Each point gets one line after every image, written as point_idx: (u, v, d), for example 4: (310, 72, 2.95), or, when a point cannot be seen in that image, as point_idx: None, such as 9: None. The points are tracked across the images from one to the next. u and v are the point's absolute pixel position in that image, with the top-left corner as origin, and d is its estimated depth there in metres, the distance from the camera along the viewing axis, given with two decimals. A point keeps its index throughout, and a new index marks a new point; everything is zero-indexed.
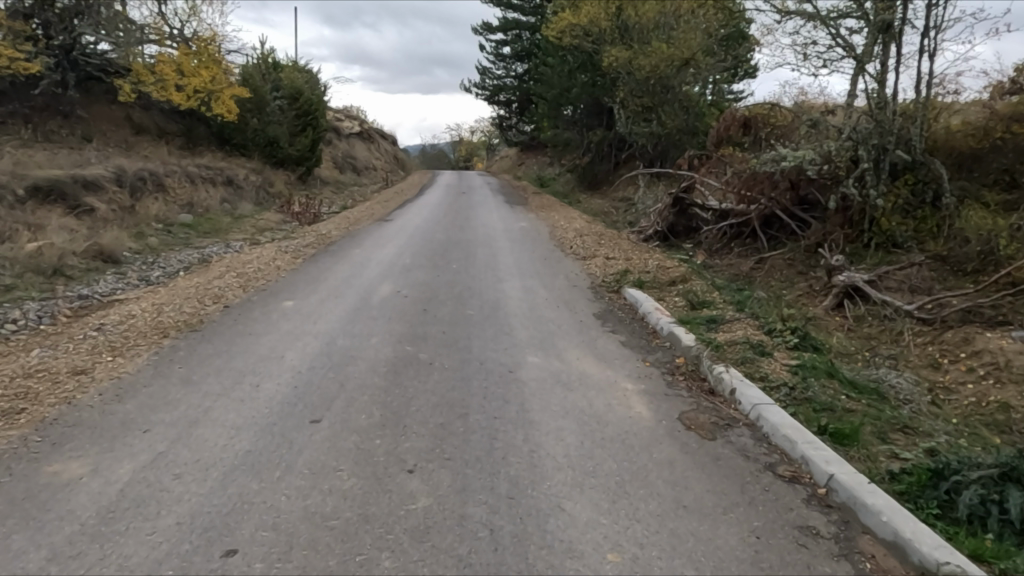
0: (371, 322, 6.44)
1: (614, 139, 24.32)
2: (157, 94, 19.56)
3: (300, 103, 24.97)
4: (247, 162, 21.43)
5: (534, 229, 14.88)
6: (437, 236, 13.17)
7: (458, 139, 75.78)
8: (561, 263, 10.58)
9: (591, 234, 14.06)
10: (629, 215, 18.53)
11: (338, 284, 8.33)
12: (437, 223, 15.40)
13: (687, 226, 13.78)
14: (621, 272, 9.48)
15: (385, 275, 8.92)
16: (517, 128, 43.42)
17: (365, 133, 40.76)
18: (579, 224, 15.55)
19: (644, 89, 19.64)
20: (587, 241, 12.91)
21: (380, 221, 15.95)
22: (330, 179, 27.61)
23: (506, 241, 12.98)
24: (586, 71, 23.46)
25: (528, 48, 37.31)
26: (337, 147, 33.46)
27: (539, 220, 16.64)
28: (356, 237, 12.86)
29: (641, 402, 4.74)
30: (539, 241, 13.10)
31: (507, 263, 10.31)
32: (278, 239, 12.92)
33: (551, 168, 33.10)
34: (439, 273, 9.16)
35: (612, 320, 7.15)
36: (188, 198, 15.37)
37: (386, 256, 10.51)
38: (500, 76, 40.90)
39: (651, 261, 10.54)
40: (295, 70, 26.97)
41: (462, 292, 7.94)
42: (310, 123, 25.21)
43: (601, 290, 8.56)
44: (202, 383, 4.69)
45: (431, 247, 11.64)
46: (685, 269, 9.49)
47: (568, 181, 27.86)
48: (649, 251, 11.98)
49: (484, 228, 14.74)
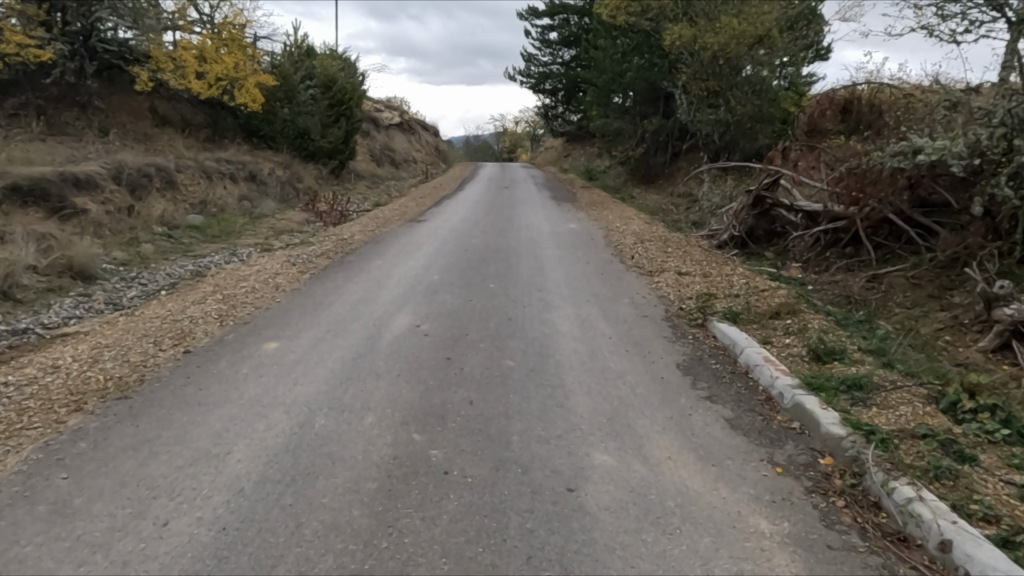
0: (372, 383, 4.64)
1: (672, 128, 22.12)
2: (175, 82, 18.29)
3: (333, 92, 23.51)
4: (275, 155, 20.05)
5: (586, 232, 12.95)
6: (474, 241, 11.36)
7: (502, 130, 73.99)
8: (623, 279, 8.65)
9: (653, 238, 12.04)
10: (691, 214, 16.43)
11: (344, 313, 6.60)
12: (475, 224, 13.61)
13: (769, 229, 11.69)
14: (705, 297, 7.48)
15: (405, 300, 7.14)
16: (564, 118, 41.34)
17: (405, 124, 39.22)
18: (637, 226, 13.54)
19: (709, 72, 17.48)
20: (651, 249, 10.92)
21: (412, 221, 14.23)
22: (366, 173, 26.09)
23: (553, 248, 11.08)
24: (642, 53, 21.35)
25: (577, 33, 35.17)
26: (374, 139, 31.95)
27: (590, 220, 14.68)
28: (381, 243, 11.14)
29: (792, 571, 2.80)
30: (592, 248, 11.16)
31: (556, 281, 8.44)
32: (293, 245, 11.31)
33: (601, 160, 30.98)
34: (474, 297, 7.32)
35: (705, 375, 5.20)
36: (202, 197, 13.96)
37: (411, 271, 8.74)
38: (547, 63, 38.83)
39: (736, 279, 8.53)
40: (329, 57, 25.54)
41: (499, 329, 6.10)
42: (343, 113, 23.74)
43: (679, 324, 6.58)
44: (80, 515, 2.98)
45: (466, 257, 9.83)
46: (785, 294, 7.44)
47: (619, 175, 25.73)
48: (728, 263, 9.92)
49: (528, 230, 12.89)
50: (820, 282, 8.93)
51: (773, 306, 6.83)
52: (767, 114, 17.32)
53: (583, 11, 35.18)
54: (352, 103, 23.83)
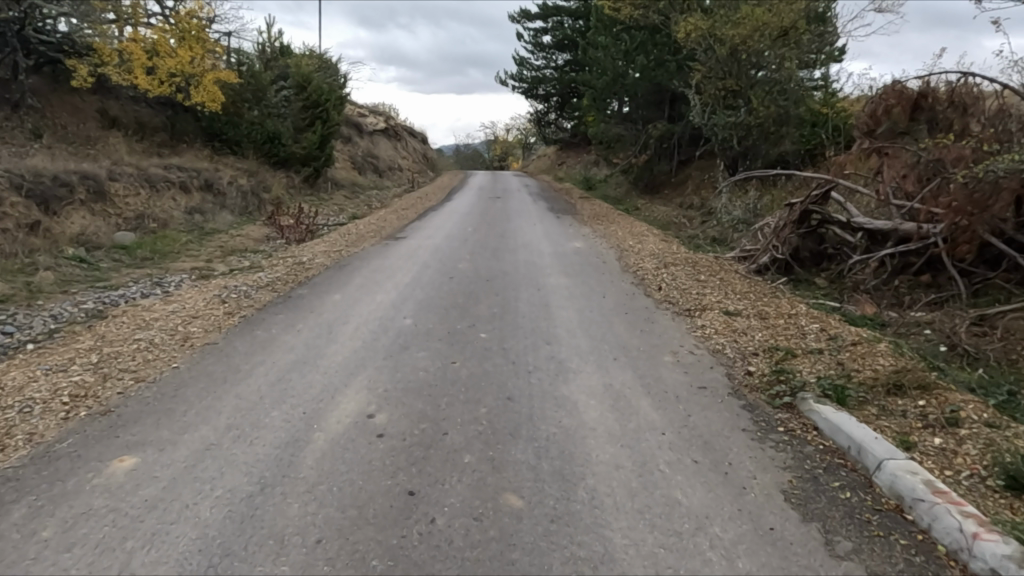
0: (267, 567, 2.58)
1: (680, 133, 20.22)
2: (120, 78, 16.08)
3: (308, 93, 21.39)
4: (240, 162, 17.98)
5: (594, 252, 10.94)
6: (460, 265, 9.32)
7: (492, 138, 72.06)
8: (656, 322, 6.63)
9: (677, 260, 10.04)
10: (709, 231, 14.49)
11: (267, 387, 4.51)
12: (463, 243, 11.55)
13: (816, 250, 9.79)
14: (780, 354, 5.46)
15: (361, 361, 5.07)
16: (557, 125, 39.47)
17: (391, 130, 37.17)
18: (655, 246, 11.52)
19: (726, 69, 15.65)
20: (679, 275, 8.91)
21: (389, 238, 12.15)
22: (345, 182, 24.01)
23: (557, 274, 9.06)
24: (647, 52, 19.49)
25: (571, 36, 33.35)
26: (356, 145, 29.82)
27: (597, 236, 12.68)
28: (346, 267, 9.06)
29: None
30: (606, 274, 9.13)
31: (568, 325, 6.41)
32: (238, 271, 9.21)
33: (598, 169, 29.09)
34: (459, 355, 5.27)
35: (842, 521, 3.15)
36: (139, 210, 11.83)
37: (378, 310, 6.67)
38: (540, 68, 36.96)
39: (803, 321, 6.54)
40: (305, 57, 23.50)
41: (493, 419, 4.03)
42: (319, 116, 21.64)
43: (757, 406, 4.52)
44: None
45: (449, 289, 7.78)
46: (886, 348, 5.45)
47: (620, 185, 23.79)
48: (777, 296, 7.97)
49: (525, 250, 10.86)
50: (908, 324, 6.98)
51: (883, 375, 4.83)
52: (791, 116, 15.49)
53: (578, 13, 33.41)
54: (329, 106, 21.71)
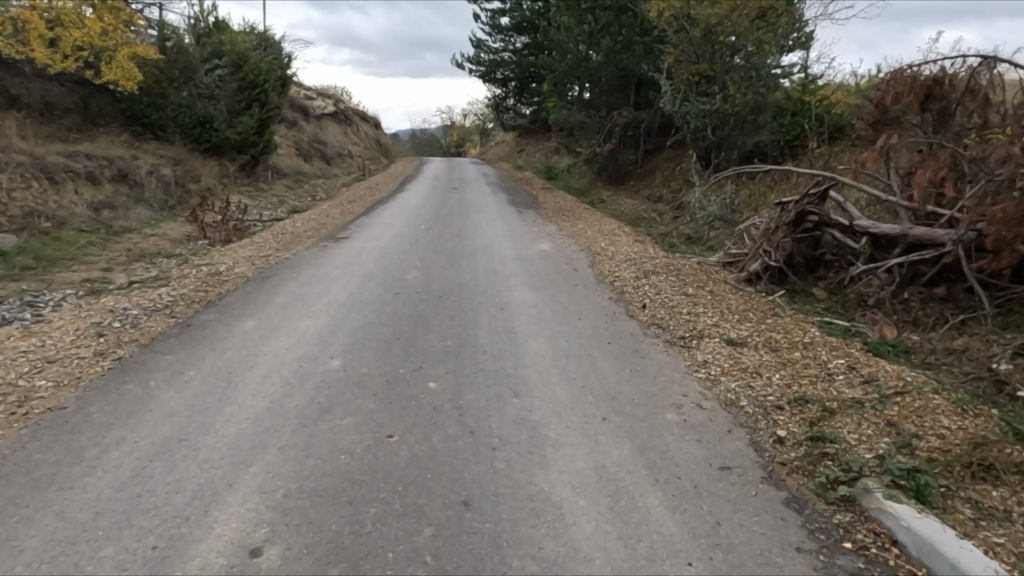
0: None
1: (647, 121, 19.13)
2: (14, 51, 13.79)
3: (243, 72, 19.32)
4: (164, 149, 16.13)
5: (562, 256, 9.69)
6: (408, 276, 7.95)
7: (449, 124, 70.09)
8: (647, 357, 5.41)
9: (657, 267, 8.86)
10: (682, 229, 13.40)
11: (108, 494, 3.09)
12: (414, 245, 10.14)
13: (812, 257, 8.74)
14: (813, 410, 4.28)
15: (259, 439, 3.68)
16: (516, 111, 38.04)
17: (341, 114, 35.20)
18: (630, 248, 10.32)
19: (699, 52, 14.57)
20: (662, 287, 7.72)
21: (328, 240, 10.64)
22: (287, 170, 22.21)
23: (523, 286, 7.77)
24: (612, 33, 18.28)
25: (530, 18, 31.94)
26: (302, 130, 27.88)
27: (565, 237, 11.43)
28: (269, 281, 7.58)
29: None
30: (579, 287, 7.88)
31: (541, 365, 5.11)
32: (137, 285, 7.65)
33: (559, 157, 27.84)
34: (397, 421, 3.93)
35: None
36: (29, 206, 10.08)
37: (297, 347, 5.26)
38: (497, 51, 35.42)
39: (825, 355, 5.40)
40: (241, 33, 21.49)
41: (442, 552, 2.74)
42: (257, 99, 19.68)
43: (804, 499, 3.32)
44: None
45: (393, 310, 6.41)
46: (943, 401, 4.32)
47: (583, 175, 22.63)
48: (778, 316, 6.85)
49: (484, 255, 9.52)
50: (938, 355, 5.93)
51: (959, 447, 3.68)
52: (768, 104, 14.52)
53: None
54: (268, 86, 19.71)
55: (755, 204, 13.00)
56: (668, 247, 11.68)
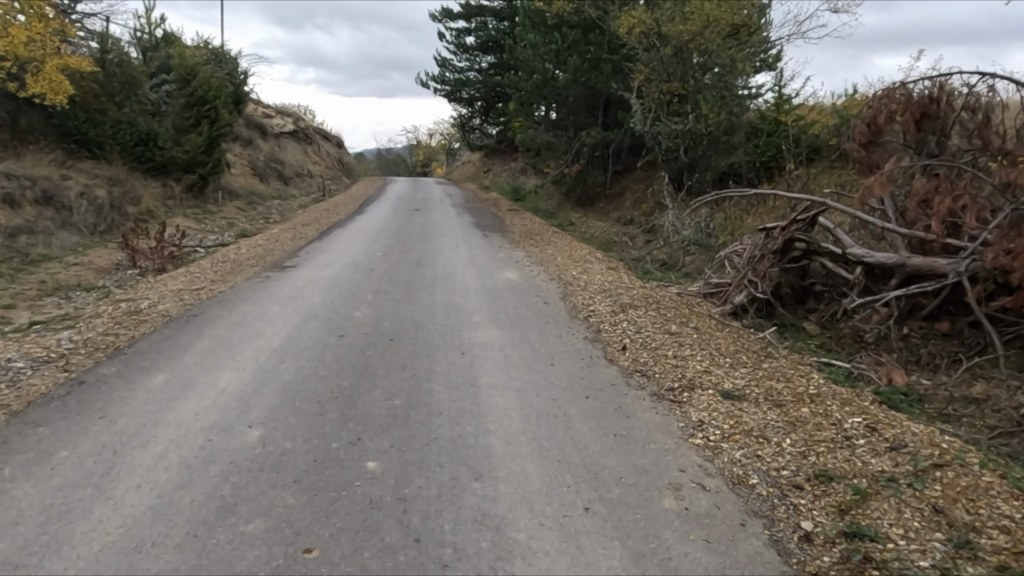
0: None
1: (616, 141, 18.60)
2: None
3: (191, 87, 18.05)
4: (102, 168, 14.96)
5: (530, 286, 8.88)
6: (357, 313, 7.03)
7: (414, 143, 69.26)
8: (633, 415, 4.59)
9: (635, 298, 8.11)
10: (656, 255, 12.75)
11: None
12: (367, 275, 9.22)
13: (800, 287, 8.09)
14: (841, 493, 3.51)
15: (132, 561, 2.75)
16: (481, 131, 37.43)
17: (300, 132, 34.12)
18: (603, 277, 9.56)
19: (670, 70, 14.07)
20: (642, 323, 6.95)
21: (273, 269, 9.66)
22: (240, 191, 21.09)
23: (487, 324, 6.92)
24: (580, 51, 17.73)
25: (496, 38, 31.48)
26: (258, 149, 26.74)
27: (533, 263, 10.62)
28: (195, 321, 6.59)
29: None
30: (550, 323, 7.07)
31: (508, 430, 4.27)
32: (38, 326, 6.58)
33: (526, 178, 27.20)
34: (323, 526, 3.03)
35: None
36: None
37: (210, 411, 4.31)
38: (462, 70, 34.86)
39: (838, 409, 4.66)
40: (191, 47, 20.42)
41: None
42: (206, 115, 18.40)
43: None
44: None
45: (335, 357, 5.49)
46: (992, 477, 3.60)
47: (550, 196, 21.98)
48: (772, 358, 6.13)
49: (444, 285, 8.66)
50: (958, 405, 5.25)
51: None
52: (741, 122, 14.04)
53: (502, 13, 31.57)
54: (218, 103, 18.47)
55: (731, 228, 12.44)
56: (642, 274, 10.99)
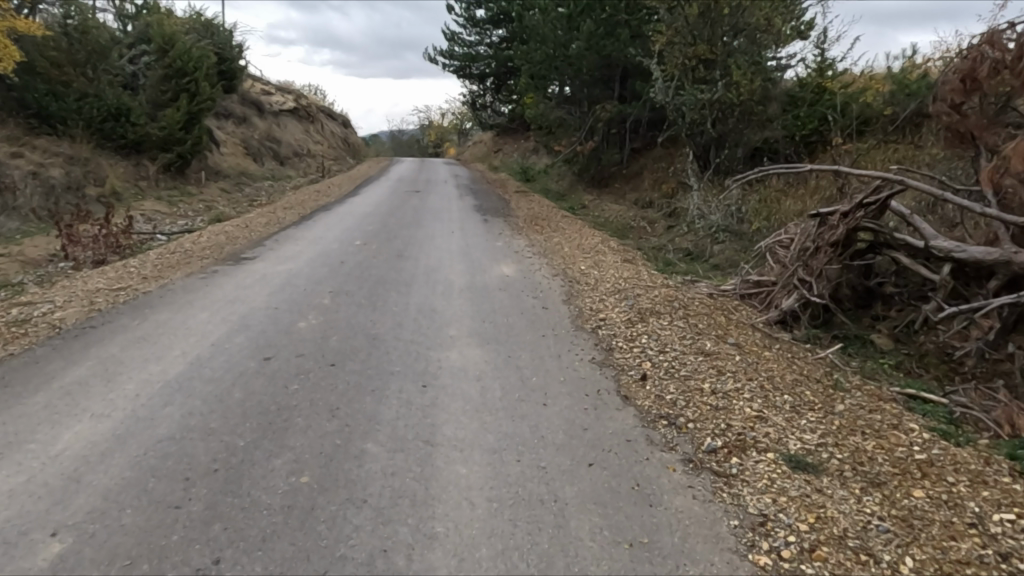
0: None
1: (634, 115, 16.89)
2: None
3: (169, 57, 16.46)
4: (64, 145, 13.61)
5: (527, 284, 7.31)
6: (301, 323, 5.51)
7: (427, 123, 67.50)
8: (659, 502, 3.05)
9: (656, 301, 6.49)
10: (679, 244, 11.19)
11: None
12: (333, 269, 7.69)
13: (865, 288, 6.47)
14: None
15: None
16: (492, 109, 35.66)
17: (302, 110, 32.64)
18: (615, 272, 7.94)
19: (695, 32, 12.29)
20: (666, 339, 5.36)
21: (226, 261, 8.17)
22: (229, 172, 19.70)
23: (467, 338, 5.38)
24: (594, 15, 15.99)
25: (506, 9, 29.64)
26: (253, 127, 25.31)
27: (534, 255, 9.04)
28: (89, 335, 5.12)
29: None
30: (548, 337, 5.51)
31: (464, 535, 2.75)
32: None
33: (538, 158, 25.52)
34: None
35: None
36: None
37: (10, 499, 2.84)
38: (472, 44, 33.09)
39: (974, 494, 3.07)
40: (174, 16, 18.93)
41: None
42: (186, 89, 16.76)
43: None
44: None
45: (244, 397, 3.98)
46: None
47: (562, 177, 20.32)
48: (844, 393, 4.53)
49: (421, 283, 7.11)
50: None
51: None
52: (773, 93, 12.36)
53: None
54: (199, 75, 16.87)
55: (767, 211, 10.79)
56: (662, 268, 9.41)
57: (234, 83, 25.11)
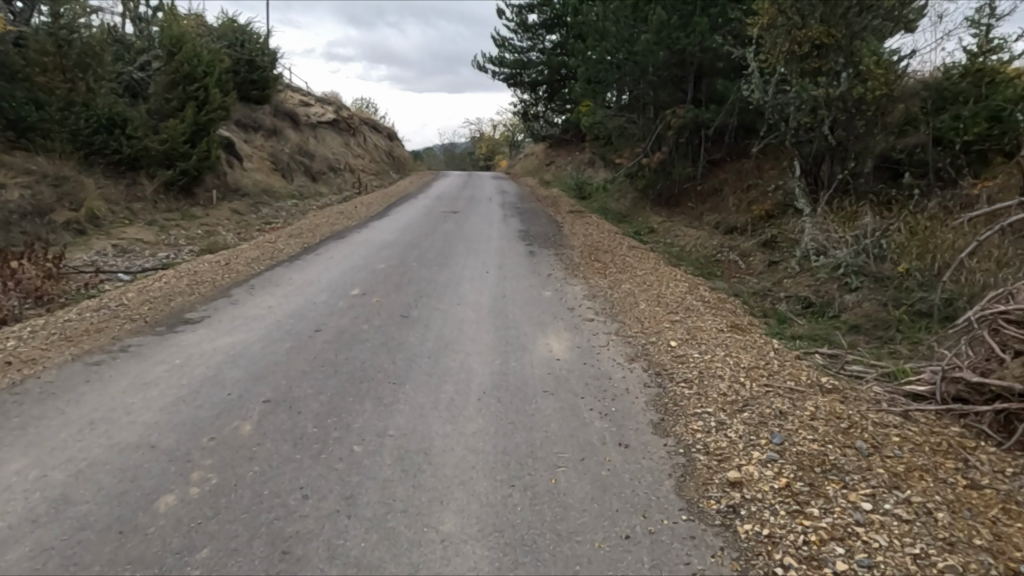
0: None
1: (712, 122, 13.96)
2: None
3: (175, 62, 14.48)
4: (40, 163, 11.73)
5: (588, 381, 4.55)
6: (171, 499, 2.96)
7: (478, 135, 65.45)
8: None
9: (821, 436, 3.65)
10: (791, 291, 8.33)
11: None
12: (295, 347, 5.13)
13: None
14: None
15: None
16: (545, 119, 33.06)
17: (342, 123, 30.79)
18: (725, 355, 5.09)
19: (806, 9, 9.31)
20: (891, 569, 2.56)
21: (158, 327, 5.75)
22: (249, 189, 17.68)
23: (478, 547, 2.69)
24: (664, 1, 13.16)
25: (561, 11, 27.01)
26: (286, 140, 23.42)
27: (597, 316, 6.28)
28: None
29: None
30: (639, 539, 2.77)
31: None
32: None
33: (596, 172, 22.72)
34: None
35: None
36: None
37: None
38: (523, 51, 30.59)
39: None
40: (189, 18, 17.06)
41: None
42: (194, 96, 14.74)
43: None
44: None
45: None
46: None
47: (624, 194, 17.47)
48: None
49: (418, 381, 4.46)
50: None
51: None
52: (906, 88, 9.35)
53: None
54: (209, 81, 14.81)
55: (920, 248, 7.85)
56: (777, 335, 6.62)
57: (265, 93, 23.29)
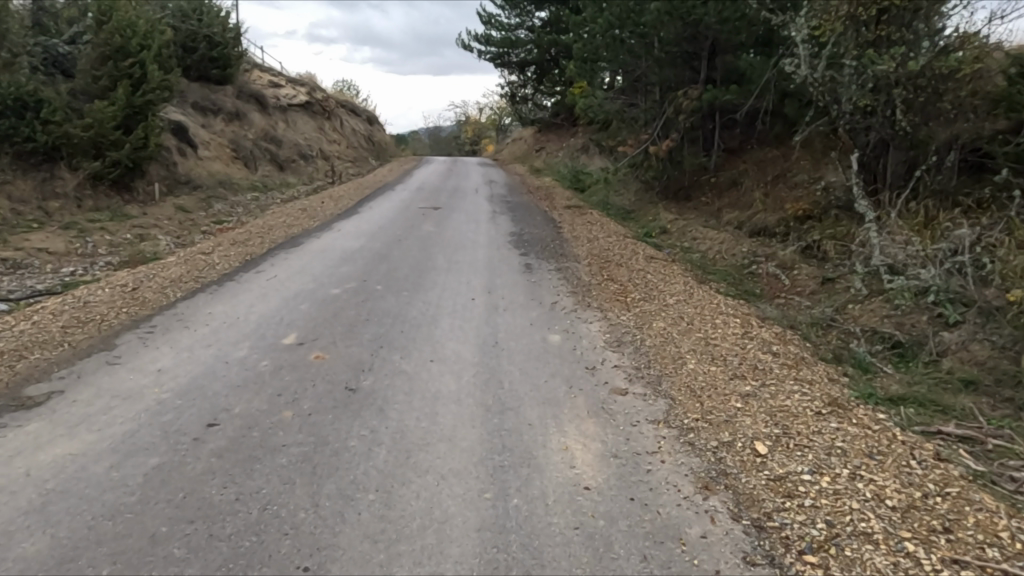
0: None
1: (734, 105, 12.00)
2: None
3: (104, 33, 12.22)
4: None
5: (649, 553, 2.65)
6: None
7: (463, 118, 62.96)
8: None
9: None
10: (864, 322, 6.48)
11: None
12: (162, 472, 3.16)
13: None
14: None
15: None
16: (534, 102, 30.89)
17: (317, 105, 28.50)
18: (854, 479, 3.18)
19: None
20: None
21: None
22: (202, 179, 15.56)
23: None
24: None
25: None
26: (251, 124, 21.20)
27: (633, 385, 4.35)
28: None
29: None
30: None
31: None
32: None
33: (593, 160, 20.70)
34: None
35: None
36: None
37: None
38: (510, 28, 28.35)
39: None
40: None
41: None
42: (128, 74, 12.47)
43: None
44: None
45: None
46: None
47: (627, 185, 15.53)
48: None
49: (353, 564, 2.53)
50: None
51: None
52: (992, 64, 7.53)
53: None
54: (146, 55, 12.53)
55: None
56: (872, 400, 4.75)
57: (227, 73, 21.00)
